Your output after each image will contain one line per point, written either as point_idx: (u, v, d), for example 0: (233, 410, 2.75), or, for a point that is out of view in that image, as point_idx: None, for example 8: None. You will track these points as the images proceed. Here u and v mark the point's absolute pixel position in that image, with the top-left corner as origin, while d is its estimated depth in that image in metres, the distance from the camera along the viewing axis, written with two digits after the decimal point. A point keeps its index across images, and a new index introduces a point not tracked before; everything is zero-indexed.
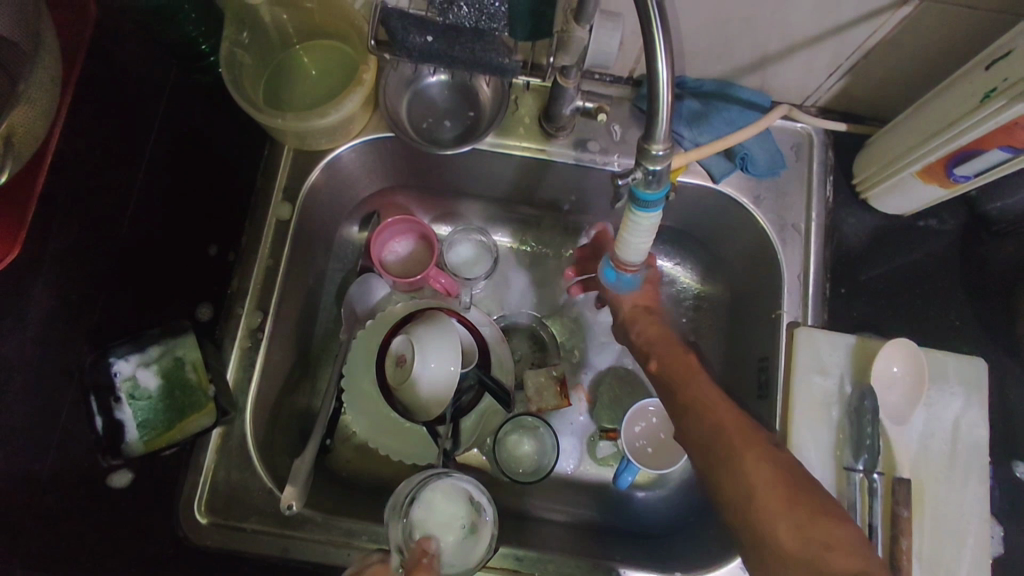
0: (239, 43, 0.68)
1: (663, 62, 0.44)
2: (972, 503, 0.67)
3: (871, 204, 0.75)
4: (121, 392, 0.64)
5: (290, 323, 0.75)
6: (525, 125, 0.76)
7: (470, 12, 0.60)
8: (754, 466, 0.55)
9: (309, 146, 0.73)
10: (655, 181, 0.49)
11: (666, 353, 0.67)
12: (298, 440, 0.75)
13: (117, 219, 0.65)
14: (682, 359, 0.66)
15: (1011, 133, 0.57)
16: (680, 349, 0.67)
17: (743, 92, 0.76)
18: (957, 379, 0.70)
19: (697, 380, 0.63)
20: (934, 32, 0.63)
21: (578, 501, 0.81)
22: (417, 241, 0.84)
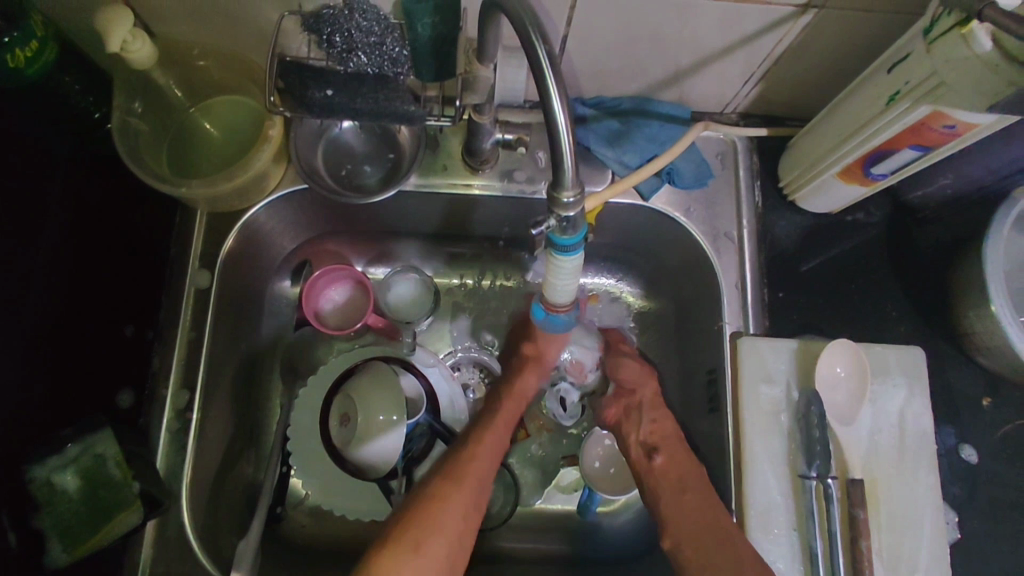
0: (132, 113, 0.65)
1: (555, 96, 0.42)
2: (926, 493, 0.67)
3: (799, 204, 0.76)
4: (36, 498, 0.59)
5: (223, 393, 0.73)
6: (447, 163, 0.75)
7: (372, 58, 0.59)
8: None
9: (223, 207, 0.71)
10: (570, 227, 0.48)
11: (669, 444, 0.72)
12: (245, 514, 0.73)
13: (17, 312, 0.57)
14: (676, 469, 0.70)
15: (921, 132, 0.57)
16: (685, 454, 0.72)
17: (661, 107, 0.75)
18: (899, 372, 0.70)
19: (682, 464, 0.71)
20: (837, 37, 0.63)
21: (545, 536, 0.79)
22: (353, 287, 0.81)
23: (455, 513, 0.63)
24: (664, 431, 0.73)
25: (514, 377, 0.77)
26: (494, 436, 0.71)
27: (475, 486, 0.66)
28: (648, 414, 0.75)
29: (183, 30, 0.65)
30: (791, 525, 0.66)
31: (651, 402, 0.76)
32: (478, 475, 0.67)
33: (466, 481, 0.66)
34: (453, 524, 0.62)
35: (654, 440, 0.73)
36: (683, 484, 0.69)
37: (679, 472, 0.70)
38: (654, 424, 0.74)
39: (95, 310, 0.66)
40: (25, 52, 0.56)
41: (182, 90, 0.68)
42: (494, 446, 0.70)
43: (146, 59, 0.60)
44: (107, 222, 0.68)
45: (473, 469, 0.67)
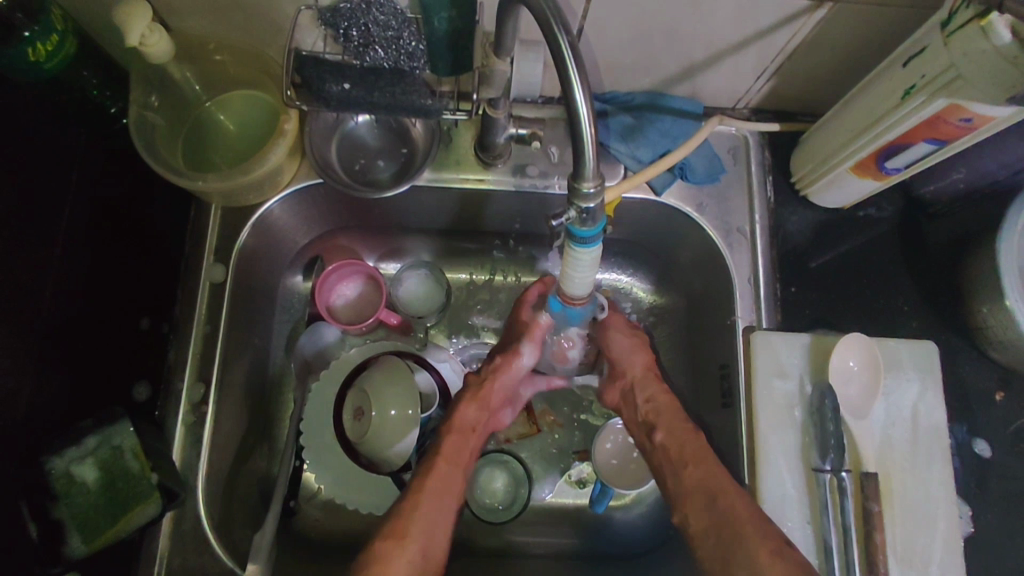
0: (148, 107, 0.66)
1: (578, 82, 0.43)
2: (940, 487, 0.67)
3: (811, 199, 0.76)
4: (55, 489, 0.59)
5: (236, 386, 0.73)
6: (461, 157, 0.75)
7: (387, 53, 0.60)
8: (759, 560, 0.57)
9: (238, 202, 0.71)
10: (589, 219, 0.48)
11: (666, 420, 0.70)
12: (259, 507, 0.73)
13: (35, 303, 0.57)
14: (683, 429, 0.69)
15: (935, 126, 0.57)
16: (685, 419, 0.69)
17: (674, 102, 0.75)
18: (911, 366, 0.70)
19: (684, 434, 0.68)
20: (850, 31, 0.63)
21: (558, 531, 0.79)
22: (366, 282, 0.81)
23: (420, 539, 0.61)
24: (660, 405, 0.71)
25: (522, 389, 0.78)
26: (460, 449, 0.69)
27: (442, 508, 0.64)
28: (640, 394, 0.73)
29: (199, 24, 0.65)
30: (805, 519, 0.66)
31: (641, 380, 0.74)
32: (443, 494, 0.65)
33: (428, 506, 0.63)
34: (422, 543, 0.61)
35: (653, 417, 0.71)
36: (682, 453, 0.67)
37: (680, 440, 0.68)
38: (648, 404, 0.72)
39: (110, 304, 0.66)
40: (46, 45, 0.57)
41: (198, 84, 0.68)
42: (458, 464, 0.68)
43: (164, 53, 0.60)
44: (124, 214, 0.68)
45: (438, 487, 0.65)
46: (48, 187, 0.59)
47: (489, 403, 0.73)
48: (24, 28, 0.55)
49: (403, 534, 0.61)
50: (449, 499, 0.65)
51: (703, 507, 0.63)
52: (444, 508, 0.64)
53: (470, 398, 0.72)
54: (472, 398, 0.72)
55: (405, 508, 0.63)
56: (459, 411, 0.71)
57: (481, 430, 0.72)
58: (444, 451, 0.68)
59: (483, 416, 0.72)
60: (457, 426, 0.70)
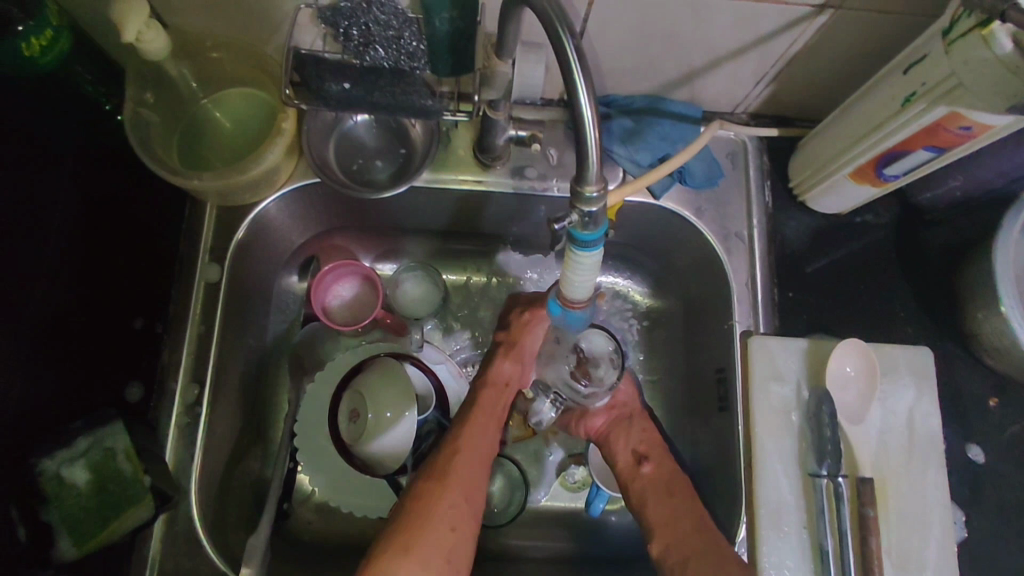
0: (143, 104, 0.65)
1: (582, 81, 0.42)
2: (934, 493, 0.68)
3: (809, 205, 0.76)
4: (45, 491, 0.58)
5: (231, 388, 0.72)
6: (460, 158, 0.74)
7: (387, 53, 0.58)
8: None
9: (234, 202, 0.71)
10: (591, 223, 0.48)
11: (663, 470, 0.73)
12: (253, 509, 0.73)
13: (27, 301, 0.57)
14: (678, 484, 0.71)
15: (935, 134, 0.57)
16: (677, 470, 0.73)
17: (673, 106, 0.75)
18: (907, 371, 0.71)
19: (669, 475, 0.73)
20: (851, 37, 0.63)
21: (555, 534, 0.79)
22: (362, 283, 0.80)
23: (460, 486, 0.64)
24: (652, 438, 0.76)
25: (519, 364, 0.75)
26: (494, 402, 0.71)
27: (480, 457, 0.67)
28: (638, 424, 0.77)
29: (196, 21, 0.64)
30: (802, 524, 0.66)
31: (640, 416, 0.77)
32: (478, 443, 0.67)
33: (464, 458, 0.66)
34: (461, 497, 0.63)
35: (642, 449, 0.75)
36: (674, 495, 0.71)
37: (664, 477, 0.72)
38: (643, 436, 0.76)
39: (105, 304, 0.65)
40: (40, 40, 0.57)
41: (194, 81, 0.67)
42: (493, 414, 0.70)
43: (160, 50, 0.59)
44: (119, 212, 0.67)
45: (472, 439, 0.67)
46: (41, 183, 0.58)
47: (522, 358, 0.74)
48: (18, 23, 0.55)
49: (442, 479, 0.64)
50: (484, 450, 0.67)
51: (681, 539, 0.67)
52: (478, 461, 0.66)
53: (504, 353, 0.73)
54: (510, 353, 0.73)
55: (443, 460, 0.66)
56: (494, 367, 0.73)
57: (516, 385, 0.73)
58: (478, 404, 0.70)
59: (519, 370, 0.74)
60: (491, 379, 0.72)
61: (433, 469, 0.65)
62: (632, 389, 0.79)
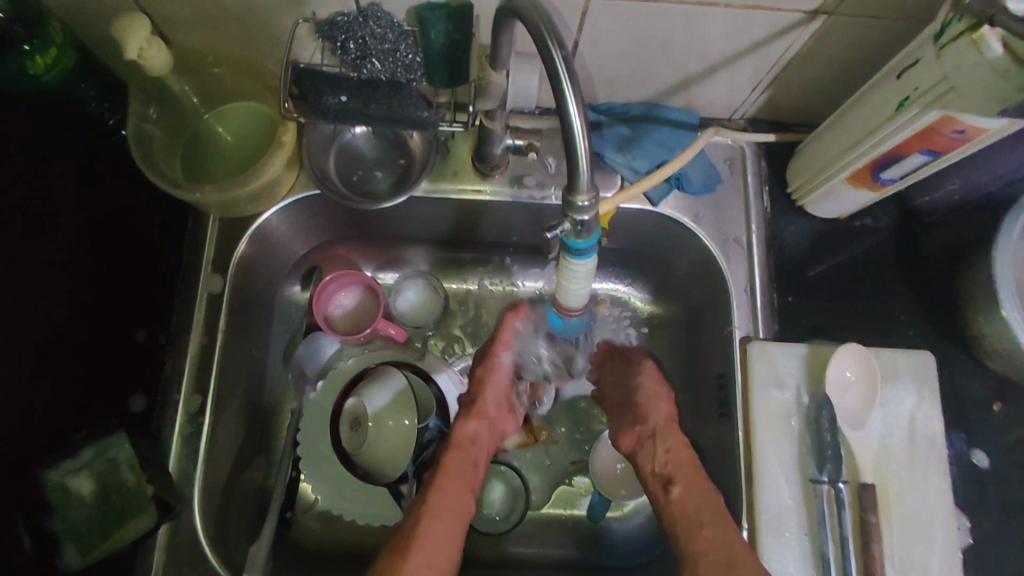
0: (147, 120, 0.66)
1: (570, 88, 0.43)
2: (937, 497, 0.67)
3: (807, 210, 0.76)
4: (50, 502, 0.58)
5: (234, 398, 0.73)
6: (458, 168, 0.75)
7: (385, 65, 0.60)
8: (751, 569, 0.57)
9: (234, 214, 0.72)
10: (584, 231, 0.49)
11: (684, 473, 0.68)
12: (256, 518, 0.73)
13: (32, 313, 0.58)
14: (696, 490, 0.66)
15: (930, 137, 0.57)
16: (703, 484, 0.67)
17: (669, 113, 0.75)
18: (908, 376, 0.70)
19: (700, 492, 0.66)
20: (844, 44, 0.63)
21: (556, 542, 0.79)
22: (364, 292, 0.81)
23: (427, 556, 0.61)
24: (679, 461, 0.69)
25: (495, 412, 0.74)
26: (462, 463, 0.69)
27: (450, 524, 0.64)
28: (663, 442, 0.70)
29: (197, 38, 0.66)
30: (802, 530, 0.66)
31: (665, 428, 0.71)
32: (455, 511, 0.65)
33: (438, 524, 0.63)
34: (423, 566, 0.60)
35: (671, 471, 0.68)
36: (696, 510, 0.65)
37: (700, 497, 0.66)
38: (668, 456, 0.69)
39: (109, 316, 0.66)
40: (45, 58, 0.58)
41: (196, 96, 0.69)
42: (464, 476, 0.68)
43: (162, 66, 0.60)
44: (121, 226, 0.68)
45: (447, 508, 0.65)
46: (45, 200, 0.59)
47: (486, 415, 0.73)
48: (24, 41, 0.56)
49: (410, 547, 0.61)
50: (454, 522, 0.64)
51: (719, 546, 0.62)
52: (452, 535, 0.63)
53: (465, 414, 0.73)
54: (472, 413, 0.73)
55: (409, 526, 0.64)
56: (458, 427, 0.71)
57: (481, 442, 0.72)
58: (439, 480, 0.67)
59: (484, 428, 0.72)
60: (456, 440, 0.71)
61: (404, 539, 0.63)
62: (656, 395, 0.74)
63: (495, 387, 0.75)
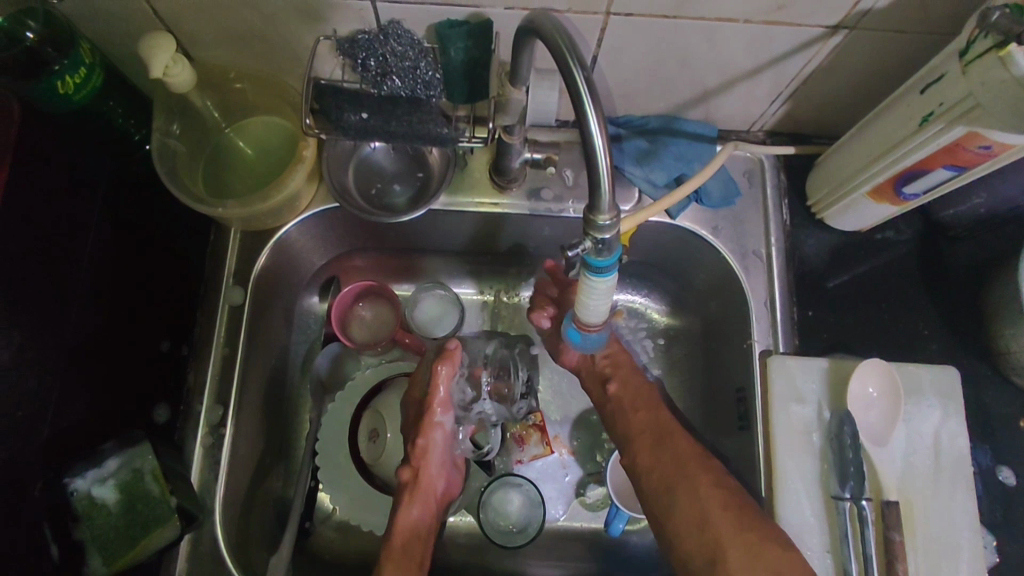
0: (171, 135, 0.67)
1: (591, 106, 0.43)
2: (963, 515, 0.66)
3: (828, 222, 0.75)
4: (77, 512, 0.60)
5: (255, 409, 0.74)
6: (476, 181, 0.75)
7: (405, 82, 0.61)
8: None
9: (256, 227, 0.73)
10: (605, 249, 0.48)
11: (622, 373, 0.75)
12: (276, 528, 0.74)
13: (61, 327, 0.59)
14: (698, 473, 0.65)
15: (954, 153, 0.56)
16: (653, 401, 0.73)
17: (687, 125, 0.75)
18: (932, 391, 0.69)
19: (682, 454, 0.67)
20: (866, 58, 0.63)
21: (574, 555, 0.79)
22: (381, 304, 0.82)
23: None
24: (617, 361, 0.76)
25: (438, 457, 0.72)
26: (413, 513, 0.69)
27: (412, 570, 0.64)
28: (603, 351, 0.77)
29: (220, 55, 0.67)
30: (825, 547, 0.65)
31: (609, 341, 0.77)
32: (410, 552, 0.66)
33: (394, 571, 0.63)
34: None
35: (608, 369, 0.75)
36: (641, 432, 0.70)
37: (635, 394, 0.73)
38: (606, 358, 0.76)
39: (134, 329, 0.67)
40: (74, 78, 0.59)
41: (218, 112, 0.70)
42: (415, 525, 0.68)
43: (186, 84, 0.61)
44: (146, 239, 0.69)
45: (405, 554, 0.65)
46: (73, 215, 0.60)
47: (429, 468, 0.71)
48: (54, 62, 0.57)
49: None
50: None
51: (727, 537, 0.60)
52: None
53: (408, 494, 0.70)
54: (412, 466, 0.71)
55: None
56: (401, 514, 0.68)
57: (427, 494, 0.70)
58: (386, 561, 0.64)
59: (433, 477, 0.71)
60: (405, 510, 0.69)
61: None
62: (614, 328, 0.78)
63: (438, 439, 0.72)
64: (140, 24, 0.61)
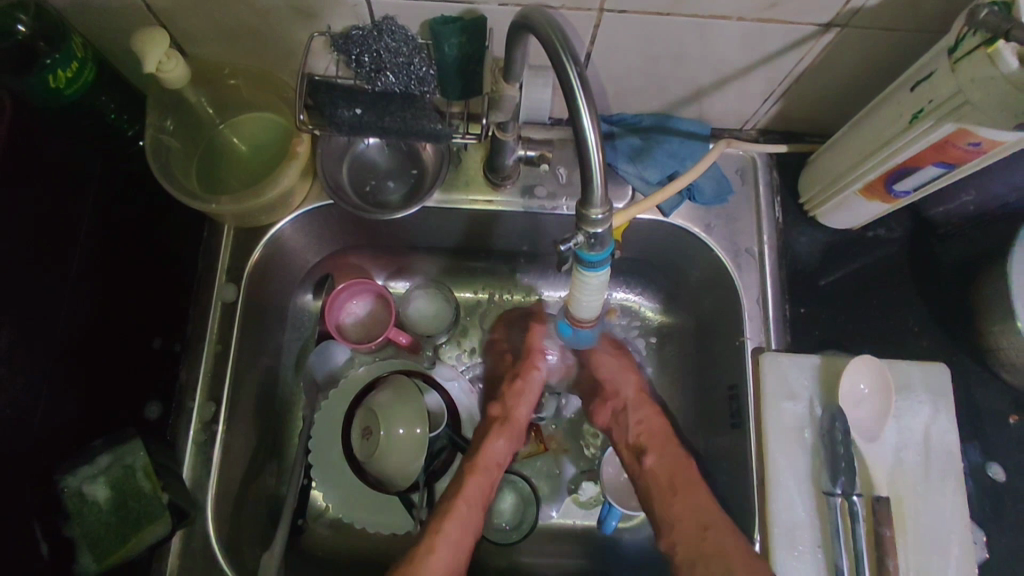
0: (164, 130, 0.67)
1: (583, 99, 0.43)
2: (953, 511, 0.67)
3: (819, 220, 0.75)
4: (67, 507, 0.59)
5: (248, 406, 0.74)
6: (470, 178, 0.75)
7: (399, 78, 0.61)
8: None
9: (249, 224, 0.72)
10: (597, 244, 0.49)
11: (658, 445, 0.74)
12: (268, 525, 0.74)
13: (51, 322, 0.58)
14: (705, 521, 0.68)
15: (944, 150, 0.57)
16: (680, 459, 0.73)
17: (681, 124, 0.75)
18: (922, 388, 0.70)
19: (676, 465, 0.73)
20: (858, 56, 0.63)
21: (567, 553, 0.79)
22: (375, 300, 0.81)
23: (450, 541, 0.68)
24: (650, 428, 0.75)
25: (525, 406, 0.77)
26: (496, 457, 0.74)
27: (474, 514, 0.70)
28: (633, 413, 0.76)
29: (214, 52, 0.67)
30: (815, 543, 0.65)
31: (634, 400, 0.77)
32: (478, 492, 0.71)
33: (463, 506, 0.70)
34: (449, 547, 0.67)
35: (642, 441, 0.75)
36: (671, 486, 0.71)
37: (670, 470, 0.73)
38: (639, 426, 0.76)
39: (126, 325, 0.67)
40: (66, 73, 0.59)
41: (212, 107, 0.70)
42: (495, 468, 0.74)
43: (180, 80, 0.61)
44: (138, 235, 0.69)
45: (474, 495, 0.71)
46: (64, 210, 0.60)
47: (517, 418, 0.76)
48: (46, 56, 0.57)
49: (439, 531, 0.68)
50: (475, 517, 0.71)
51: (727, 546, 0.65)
52: (475, 517, 0.70)
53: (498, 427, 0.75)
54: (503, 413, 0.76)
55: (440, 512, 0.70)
56: (487, 446, 0.74)
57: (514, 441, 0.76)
58: (465, 488, 0.71)
59: (522, 425, 0.77)
60: (487, 455, 0.73)
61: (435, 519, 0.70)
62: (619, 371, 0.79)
63: (530, 391, 0.78)
64: (132, 19, 0.61)
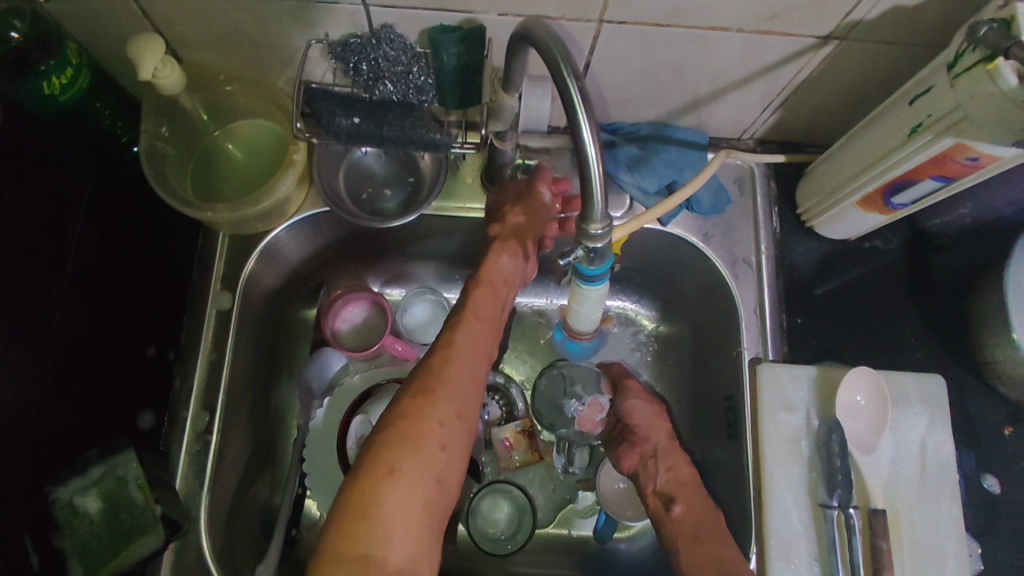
0: (158, 136, 0.66)
1: (583, 113, 0.43)
2: (948, 523, 0.67)
3: (817, 230, 0.75)
4: (58, 519, 0.59)
5: (242, 414, 0.73)
6: (467, 186, 0.75)
7: (397, 87, 0.61)
8: None
9: (244, 231, 0.72)
10: (597, 259, 0.49)
11: (686, 492, 0.70)
12: (261, 536, 0.73)
13: (43, 332, 0.58)
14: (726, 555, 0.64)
15: (942, 164, 0.57)
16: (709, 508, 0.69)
17: (680, 133, 0.75)
18: (918, 399, 0.70)
19: (703, 515, 0.68)
20: (857, 68, 0.63)
21: (563, 563, 0.78)
22: (372, 308, 0.80)
23: (444, 418, 0.56)
24: (681, 479, 0.71)
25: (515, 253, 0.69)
26: (491, 301, 0.66)
27: (468, 379, 0.59)
28: (664, 461, 0.73)
29: (210, 57, 0.66)
30: (812, 555, 0.65)
31: (665, 449, 0.74)
32: (470, 346, 0.61)
33: (455, 367, 0.59)
34: (444, 423, 0.55)
35: (671, 489, 0.71)
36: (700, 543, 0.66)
37: (695, 521, 0.68)
38: (669, 474, 0.72)
39: (119, 334, 0.66)
40: (61, 79, 0.58)
41: (207, 113, 0.69)
42: (486, 316, 0.65)
43: (175, 86, 0.60)
44: (131, 242, 0.68)
45: (466, 350, 0.61)
46: (57, 217, 0.59)
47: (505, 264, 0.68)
48: (40, 63, 0.56)
49: (432, 391, 0.57)
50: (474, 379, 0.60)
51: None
52: (474, 374, 0.60)
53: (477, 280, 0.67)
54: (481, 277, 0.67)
55: (425, 375, 0.59)
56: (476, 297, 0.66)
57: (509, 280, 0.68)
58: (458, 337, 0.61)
59: (513, 264, 0.69)
60: (475, 302, 0.65)
61: (418, 383, 0.58)
62: (652, 422, 0.76)
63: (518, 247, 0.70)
64: (128, 25, 0.61)
